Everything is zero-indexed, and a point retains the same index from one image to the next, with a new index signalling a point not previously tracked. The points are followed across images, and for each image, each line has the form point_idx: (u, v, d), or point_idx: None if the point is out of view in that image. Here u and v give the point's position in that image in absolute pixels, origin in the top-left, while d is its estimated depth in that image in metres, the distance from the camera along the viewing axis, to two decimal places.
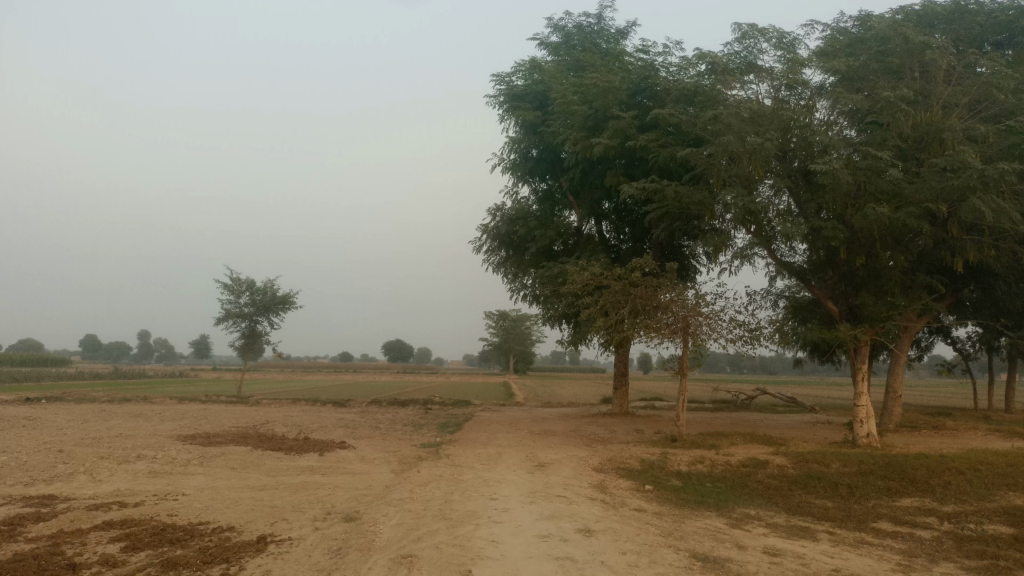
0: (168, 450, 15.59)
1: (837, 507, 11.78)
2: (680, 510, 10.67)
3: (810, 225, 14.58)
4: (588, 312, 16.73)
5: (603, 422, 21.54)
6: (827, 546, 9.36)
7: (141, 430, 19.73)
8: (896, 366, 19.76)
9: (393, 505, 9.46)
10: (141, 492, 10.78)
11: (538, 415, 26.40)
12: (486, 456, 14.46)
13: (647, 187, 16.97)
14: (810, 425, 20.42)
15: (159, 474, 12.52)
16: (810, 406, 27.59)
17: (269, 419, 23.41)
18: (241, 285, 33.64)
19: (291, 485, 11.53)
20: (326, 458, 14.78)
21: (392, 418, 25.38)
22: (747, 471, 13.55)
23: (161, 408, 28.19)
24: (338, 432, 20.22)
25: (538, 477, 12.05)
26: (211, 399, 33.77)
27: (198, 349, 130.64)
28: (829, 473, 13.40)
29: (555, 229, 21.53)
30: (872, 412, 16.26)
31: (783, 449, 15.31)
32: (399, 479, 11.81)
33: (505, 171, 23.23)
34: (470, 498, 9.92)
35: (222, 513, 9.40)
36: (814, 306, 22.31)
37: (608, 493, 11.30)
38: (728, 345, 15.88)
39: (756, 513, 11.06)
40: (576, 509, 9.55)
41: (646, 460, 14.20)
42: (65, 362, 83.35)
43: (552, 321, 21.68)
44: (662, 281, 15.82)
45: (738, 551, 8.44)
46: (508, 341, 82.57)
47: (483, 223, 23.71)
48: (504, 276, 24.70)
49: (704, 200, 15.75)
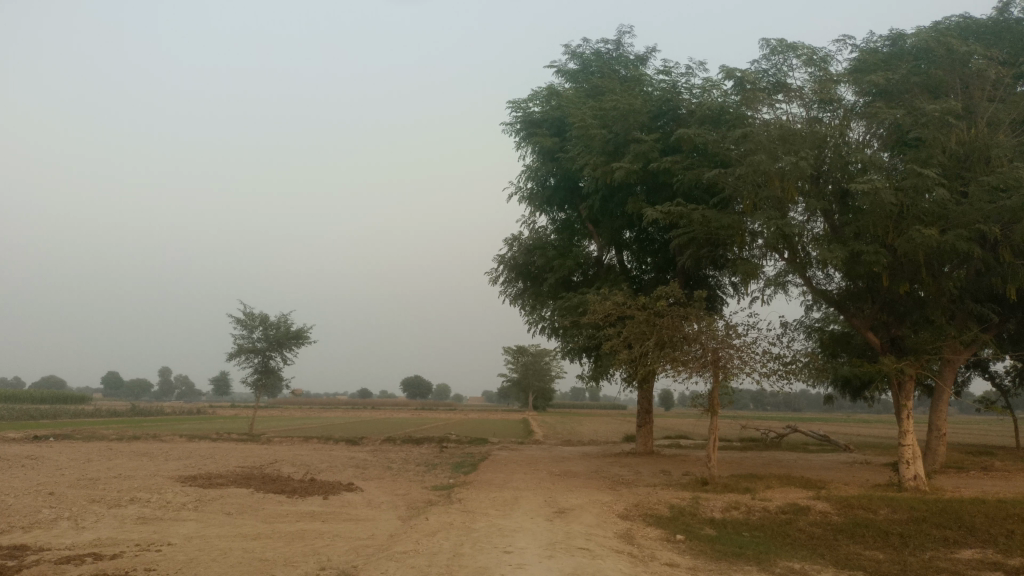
0: (164, 492, 14.67)
1: (890, 560, 10.60)
2: (717, 565, 9.57)
3: (850, 249, 13.51)
4: (610, 344, 15.72)
5: (627, 462, 20.45)
6: None
7: (141, 471, 18.86)
8: (939, 401, 18.50)
9: (394, 560, 8.47)
10: (122, 542, 9.84)
11: (558, 454, 25.25)
12: (502, 501, 13.43)
13: (672, 212, 16.06)
14: (848, 465, 19.17)
15: (147, 520, 11.58)
16: (843, 445, 26.26)
17: (277, 459, 22.49)
18: (254, 319, 33.01)
19: (287, 534, 10.54)
20: (331, 502, 13.81)
21: (405, 457, 24.39)
22: (787, 518, 12.37)
23: (168, 447, 27.34)
24: (348, 473, 19.25)
25: (557, 525, 11.01)
26: (221, 437, 32.96)
27: (216, 386, 130.33)
28: (877, 520, 12.21)
29: (574, 258, 20.60)
30: (919, 452, 15.04)
31: (824, 493, 14.10)
32: (405, 528, 10.78)
33: (522, 200, 22.46)
34: (481, 551, 8.89)
35: (205, 569, 8.39)
36: (848, 338, 21.13)
37: (635, 544, 10.23)
38: (761, 379, 14.80)
39: (801, 568, 9.94)
40: (599, 565, 8.49)
41: (675, 505, 13.07)
42: (84, 399, 83.11)
43: (572, 355, 20.69)
44: (690, 311, 14.81)
45: None
46: (528, 377, 81.52)
47: (500, 254, 22.86)
48: (521, 308, 23.73)
49: (735, 224, 14.78)
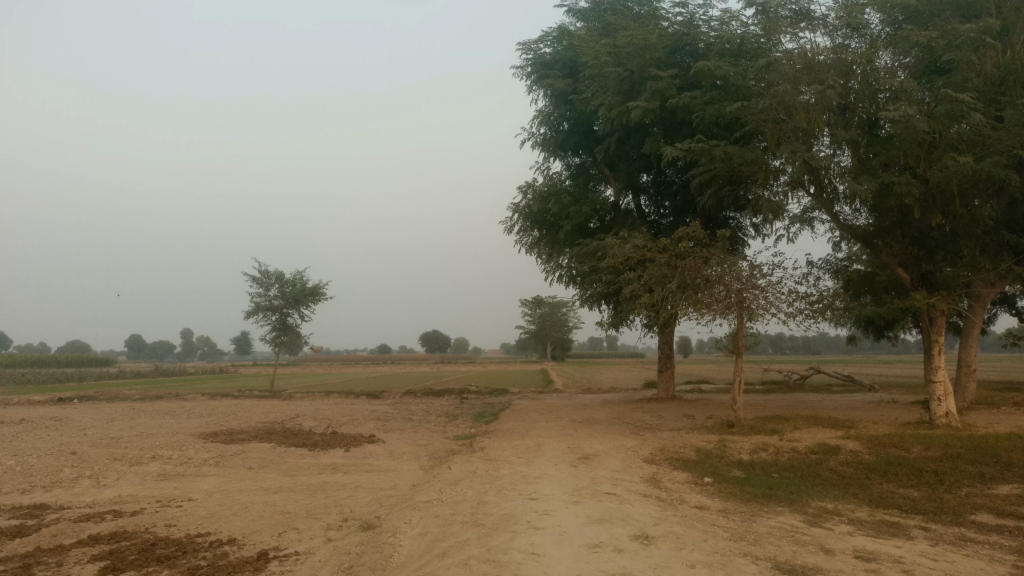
0: (186, 449, 14.64)
1: (926, 498, 10.32)
2: (748, 507, 9.33)
3: (880, 181, 12.91)
4: (631, 289, 15.33)
5: (649, 407, 20.27)
6: (927, 547, 8.16)
7: (164, 429, 18.93)
8: (968, 337, 18.08)
9: (418, 510, 8.27)
10: (143, 498, 9.72)
11: (579, 402, 25.12)
12: (525, 448, 13.28)
13: (691, 150, 15.48)
14: (875, 405, 18.88)
15: (168, 476, 11.51)
16: (867, 385, 25.95)
17: (299, 413, 22.53)
18: (270, 277, 32.86)
19: (309, 486, 10.39)
20: (353, 454, 13.71)
21: (426, 409, 24.34)
22: (817, 459, 12.10)
23: (190, 405, 27.55)
24: (369, 425, 19.24)
25: (582, 471, 10.80)
26: (243, 394, 33.22)
27: (238, 345, 131.72)
28: (910, 458, 11.91)
29: (590, 203, 20.06)
30: (950, 389, 14.66)
31: (854, 433, 13.79)
32: (428, 478, 10.60)
33: (535, 146, 21.87)
34: (507, 499, 8.69)
35: (226, 523, 8.23)
36: (874, 277, 20.61)
37: (663, 488, 10.01)
38: (787, 319, 14.39)
39: (835, 508, 9.69)
40: (628, 510, 8.24)
41: (701, 448, 12.83)
42: (110, 362, 84.15)
43: (591, 302, 20.35)
44: (712, 252, 14.34)
45: (825, 557, 7.19)
46: (546, 328, 81.67)
47: (514, 202, 22.37)
48: (538, 257, 23.33)
49: (758, 160, 14.20)
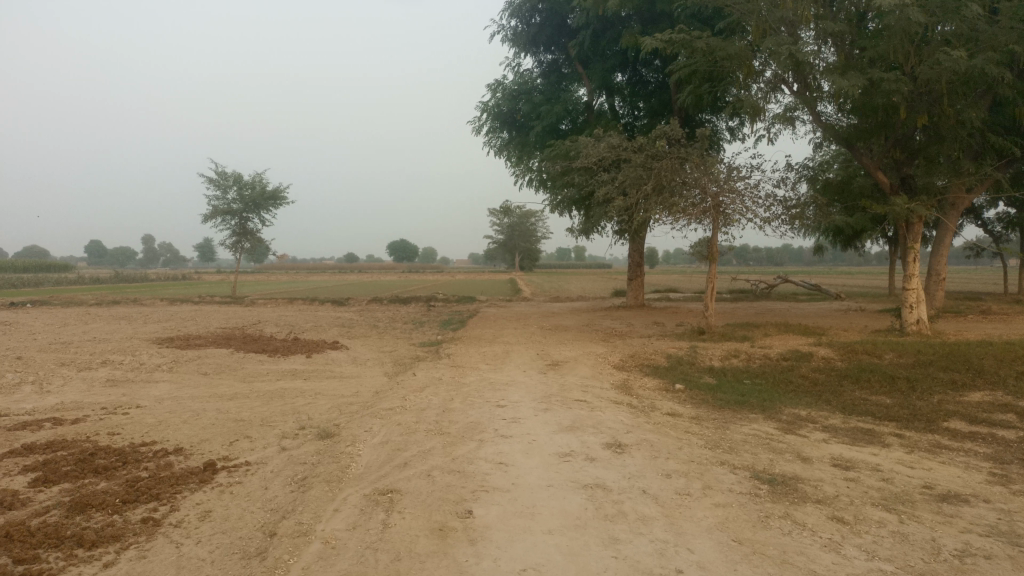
0: (139, 354, 14.07)
1: (897, 405, 10.18)
2: (720, 414, 9.07)
3: (868, 77, 12.26)
4: (604, 191, 14.72)
5: (619, 315, 20.08)
6: (902, 454, 8.00)
7: (118, 334, 18.32)
8: (940, 246, 17.89)
9: (379, 417, 7.82)
10: (86, 405, 9.18)
11: (547, 310, 24.86)
12: (492, 354, 12.95)
13: (672, 43, 14.61)
14: (843, 313, 18.84)
15: (117, 382, 10.95)
16: (834, 293, 26.03)
17: (260, 319, 22.03)
18: (228, 179, 31.59)
19: (265, 392, 9.93)
20: (314, 360, 13.27)
21: (393, 316, 23.95)
22: (789, 365, 11.93)
23: (149, 310, 26.85)
24: (332, 332, 18.81)
25: (551, 378, 10.45)
26: (204, 300, 32.56)
27: (202, 253, 129.47)
28: (882, 365, 11.78)
29: (562, 102, 19.10)
30: (922, 297, 14.56)
31: (825, 339, 13.65)
32: (391, 385, 10.19)
33: (505, 40, 20.67)
34: (473, 406, 8.28)
35: (174, 431, 7.72)
36: (848, 184, 20.20)
37: (633, 395, 9.70)
38: (763, 225, 13.95)
39: (808, 415, 9.49)
40: (600, 417, 7.89)
41: (672, 355, 12.59)
42: (71, 268, 82.36)
43: (562, 207, 19.75)
44: (690, 154, 13.71)
45: (803, 465, 6.93)
46: (514, 238, 81.31)
47: (483, 101, 21.34)
48: (506, 160, 22.48)
49: (741, 54, 13.43)
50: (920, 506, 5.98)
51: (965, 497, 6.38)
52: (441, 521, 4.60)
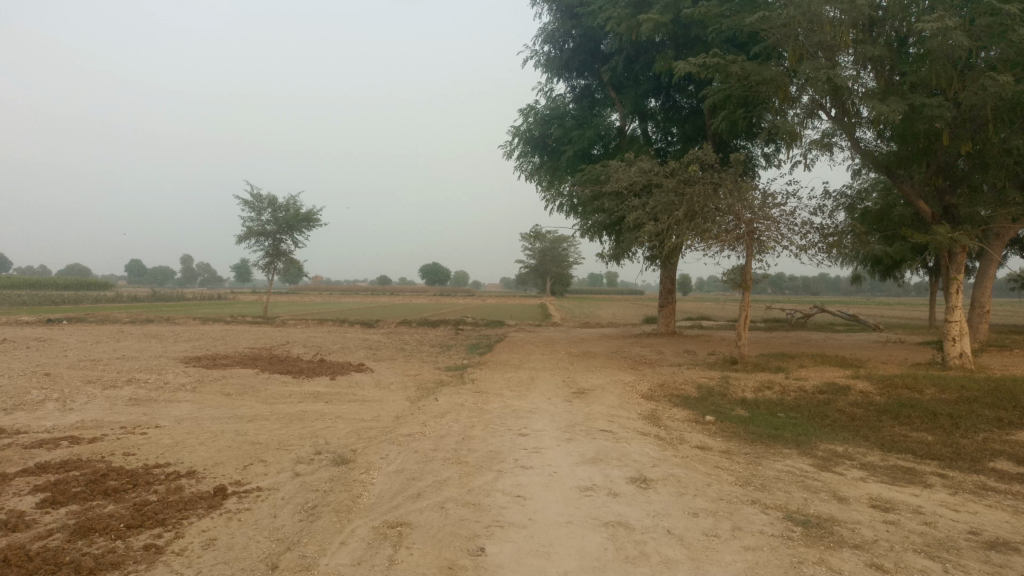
0: (164, 373, 14.05)
1: (940, 443, 9.70)
2: (752, 448, 8.70)
3: (910, 103, 11.90)
4: (635, 216, 14.47)
5: (649, 342, 19.70)
6: (946, 496, 7.56)
7: (148, 352, 18.42)
8: (984, 277, 17.30)
9: (397, 444, 7.61)
10: (105, 424, 9.12)
11: (576, 336, 24.55)
12: (517, 381, 12.68)
13: (707, 67, 14.39)
14: (882, 344, 18.28)
15: (140, 401, 10.89)
16: (871, 324, 25.35)
17: (289, 340, 22.05)
18: (262, 201, 31.92)
19: (285, 415, 9.79)
20: (337, 382, 13.12)
21: (421, 339, 23.79)
22: (825, 398, 11.49)
23: (180, 329, 27.05)
24: (359, 354, 18.71)
25: (577, 407, 10.16)
26: (235, 319, 32.74)
27: (238, 273, 131.26)
28: (923, 400, 11.29)
29: (594, 128, 18.95)
30: (965, 329, 14.02)
31: (863, 372, 13.17)
32: (412, 410, 9.98)
33: (538, 65, 20.63)
34: (494, 435, 8.04)
35: (189, 453, 7.59)
36: (888, 212, 19.69)
37: (661, 426, 9.36)
38: (799, 253, 13.57)
39: (845, 451, 9.08)
40: (625, 449, 7.59)
41: (703, 385, 12.22)
42: (111, 286, 84.01)
43: (592, 233, 19.52)
44: (723, 179, 13.43)
45: (839, 506, 6.56)
46: (545, 263, 81.23)
47: (514, 125, 21.28)
48: (537, 185, 22.36)
49: (777, 78, 13.15)
50: (966, 554, 5.58)
51: (1015, 545, 5.95)
52: (451, 559, 4.36)
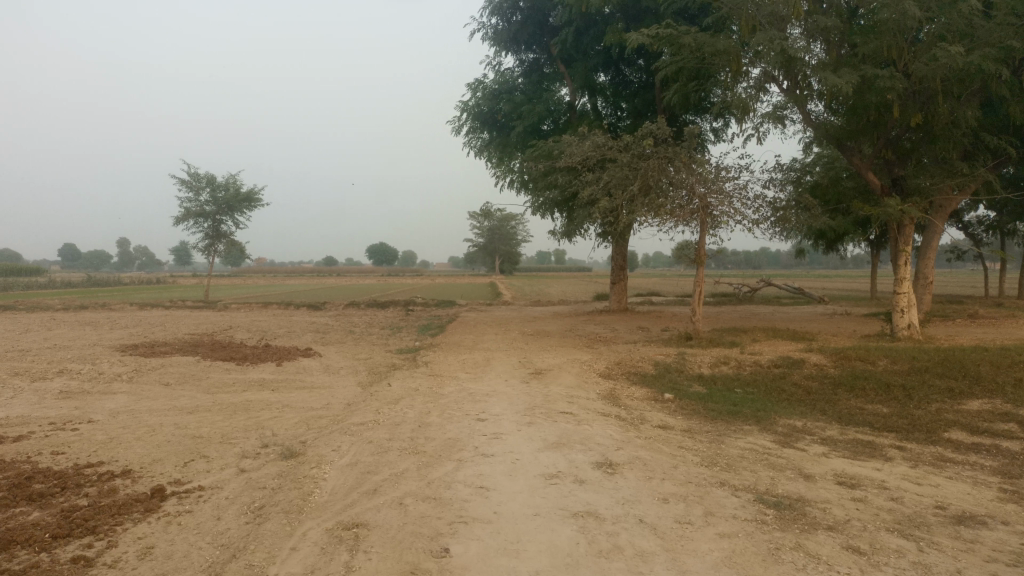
0: (99, 363, 13.32)
1: (894, 415, 9.74)
2: (714, 426, 8.57)
3: (861, 75, 11.87)
4: (588, 192, 14.20)
5: (602, 319, 19.59)
6: (907, 469, 7.53)
7: (81, 340, 17.55)
8: (926, 248, 17.59)
9: (349, 434, 7.23)
10: (33, 420, 8.49)
11: (528, 314, 24.32)
12: (472, 362, 12.37)
13: (659, 39, 14.14)
14: (829, 317, 18.54)
15: (71, 394, 10.24)
16: (817, 297, 25.73)
17: (232, 325, 21.29)
18: (201, 181, 30.75)
19: (229, 405, 9.30)
20: (284, 368, 12.62)
21: (370, 321, 23.23)
22: (781, 372, 11.48)
23: (116, 315, 25.92)
24: (306, 338, 18.15)
25: (534, 388, 9.90)
26: (175, 304, 31.59)
27: (178, 256, 127.84)
28: (876, 372, 11.36)
29: (544, 102, 18.58)
30: (912, 300, 14.19)
31: (816, 345, 13.22)
32: (365, 396, 9.59)
33: (485, 38, 20.13)
34: (451, 420, 7.72)
35: (125, 450, 7.07)
36: (835, 186, 19.85)
37: (622, 406, 9.17)
38: (752, 227, 13.51)
39: (804, 426, 9.03)
40: (587, 432, 7.35)
41: (660, 362, 12.09)
42: (43, 271, 80.53)
43: (543, 210, 19.25)
44: (677, 153, 13.25)
45: (807, 484, 6.43)
46: (494, 240, 80.83)
47: (462, 101, 20.77)
48: (486, 162, 21.92)
49: (730, 50, 12.97)
50: (937, 530, 5.48)
51: (982, 519, 5.90)
52: (413, 563, 4.03)
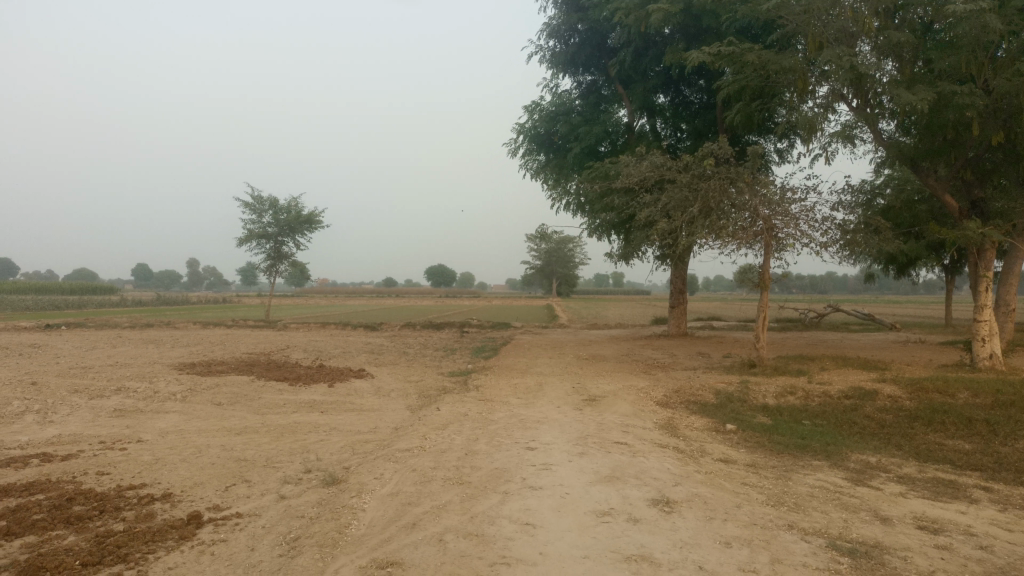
0: (155, 381, 13.43)
1: (978, 452, 9.02)
2: (779, 461, 8.04)
3: (938, 90, 11.24)
4: (647, 214, 13.80)
5: (660, 344, 19.03)
6: (996, 513, 6.88)
7: (142, 358, 17.85)
8: (1007, 273, 16.59)
9: (394, 461, 6.98)
10: (84, 439, 8.50)
11: (585, 338, 23.89)
12: (524, 387, 12.04)
13: (720, 57, 13.72)
14: (902, 345, 17.62)
15: (125, 413, 10.27)
16: (887, 323, 24.62)
17: (289, 345, 21.42)
18: (263, 203, 31.36)
19: (277, 427, 9.17)
20: (336, 390, 12.50)
21: (425, 342, 23.11)
22: (852, 404, 10.81)
23: (180, 334, 26.47)
24: (360, 359, 18.10)
25: (588, 416, 9.51)
26: (236, 323, 32.14)
27: (244, 277, 131.35)
28: (956, 405, 10.59)
29: (601, 123, 18.28)
30: (995, 329, 13.30)
31: (890, 375, 12.47)
32: (413, 421, 9.35)
33: (543, 60, 19.98)
34: (500, 449, 7.40)
35: (168, 472, 6.96)
36: (907, 208, 18.98)
37: (680, 437, 8.70)
38: (819, 251, 12.89)
39: (879, 462, 8.41)
40: (643, 465, 6.93)
41: (721, 390, 11.54)
42: (115, 290, 83.57)
43: (600, 232, 18.89)
44: (740, 174, 12.77)
45: (884, 529, 5.89)
46: (551, 263, 80.58)
47: (518, 123, 20.65)
48: (542, 184, 21.69)
49: (796, 67, 12.47)
50: None
51: None
52: None
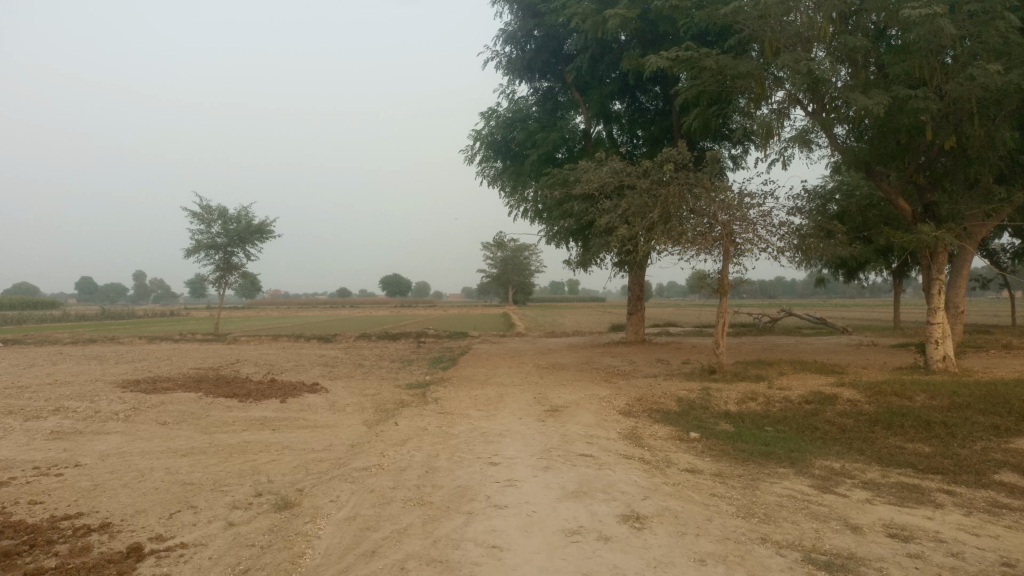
0: (97, 400, 12.81)
1: (938, 455, 9.04)
2: (746, 470, 7.92)
3: (892, 95, 11.35)
4: (606, 220, 13.67)
5: (618, 351, 18.93)
6: (963, 518, 6.84)
7: (83, 376, 17.07)
8: (955, 276, 16.90)
9: (351, 481, 6.65)
10: (17, 465, 7.96)
11: (543, 346, 23.71)
12: (484, 398, 11.77)
13: (678, 63, 13.70)
14: (855, 348, 17.82)
15: (63, 434, 9.71)
16: (839, 326, 24.98)
17: (239, 359, 20.78)
18: (212, 213, 30.54)
19: (226, 447, 8.74)
20: (289, 405, 12.07)
21: (380, 354, 22.67)
22: (813, 409, 10.80)
23: (125, 349, 25.51)
24: (314, 372, 17.61)
25: (551, 428, 9.28)
26: (184, 337, 31.18)
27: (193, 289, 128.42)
28: (914, 408, 10.65)
29: (558, 130, 18.18)
30: (948, 331, 13.46)
31: (848, 379, 12.52)
32: (370, 437, 9.00)
33: (499, 66, 19.79)
34: (462, 465, 7.12)
35: (108, 500, 6.52)
36: (858, 213, 19.28)
37: (644, 447, 8.54)
38: (777, 256, 12.90)
39: (843, 468, 8.35)
40: (610, 478, 6.73)
41: (683, 398, 11.44)
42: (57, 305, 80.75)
43: (558, 239, 18.74)
44: (698, 179, 12.72)
45: (856, 538, 5.78)
46: (506, 271, 80.46)
47: (475, 129, 20.42)
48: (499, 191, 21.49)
49: (753, 73, 12.49)
50: None
51: None
52: None
